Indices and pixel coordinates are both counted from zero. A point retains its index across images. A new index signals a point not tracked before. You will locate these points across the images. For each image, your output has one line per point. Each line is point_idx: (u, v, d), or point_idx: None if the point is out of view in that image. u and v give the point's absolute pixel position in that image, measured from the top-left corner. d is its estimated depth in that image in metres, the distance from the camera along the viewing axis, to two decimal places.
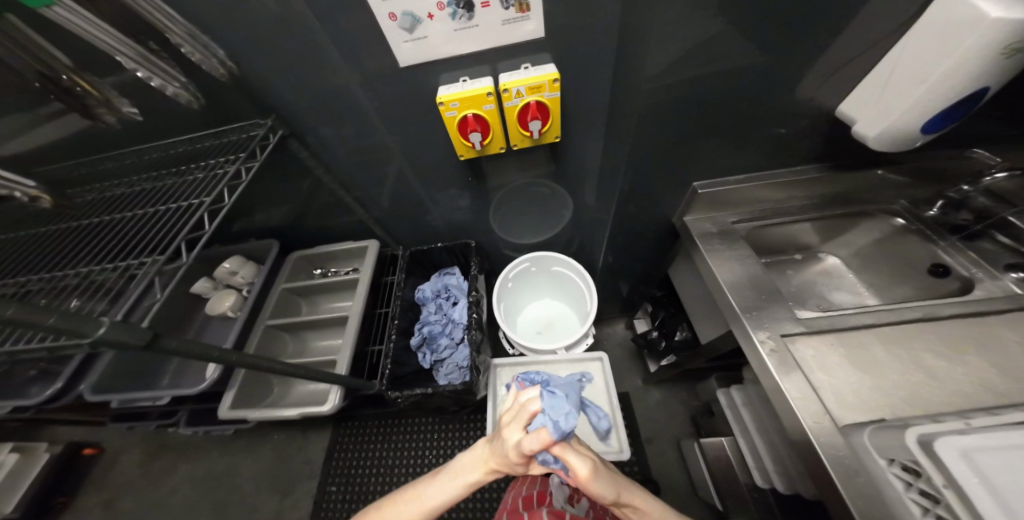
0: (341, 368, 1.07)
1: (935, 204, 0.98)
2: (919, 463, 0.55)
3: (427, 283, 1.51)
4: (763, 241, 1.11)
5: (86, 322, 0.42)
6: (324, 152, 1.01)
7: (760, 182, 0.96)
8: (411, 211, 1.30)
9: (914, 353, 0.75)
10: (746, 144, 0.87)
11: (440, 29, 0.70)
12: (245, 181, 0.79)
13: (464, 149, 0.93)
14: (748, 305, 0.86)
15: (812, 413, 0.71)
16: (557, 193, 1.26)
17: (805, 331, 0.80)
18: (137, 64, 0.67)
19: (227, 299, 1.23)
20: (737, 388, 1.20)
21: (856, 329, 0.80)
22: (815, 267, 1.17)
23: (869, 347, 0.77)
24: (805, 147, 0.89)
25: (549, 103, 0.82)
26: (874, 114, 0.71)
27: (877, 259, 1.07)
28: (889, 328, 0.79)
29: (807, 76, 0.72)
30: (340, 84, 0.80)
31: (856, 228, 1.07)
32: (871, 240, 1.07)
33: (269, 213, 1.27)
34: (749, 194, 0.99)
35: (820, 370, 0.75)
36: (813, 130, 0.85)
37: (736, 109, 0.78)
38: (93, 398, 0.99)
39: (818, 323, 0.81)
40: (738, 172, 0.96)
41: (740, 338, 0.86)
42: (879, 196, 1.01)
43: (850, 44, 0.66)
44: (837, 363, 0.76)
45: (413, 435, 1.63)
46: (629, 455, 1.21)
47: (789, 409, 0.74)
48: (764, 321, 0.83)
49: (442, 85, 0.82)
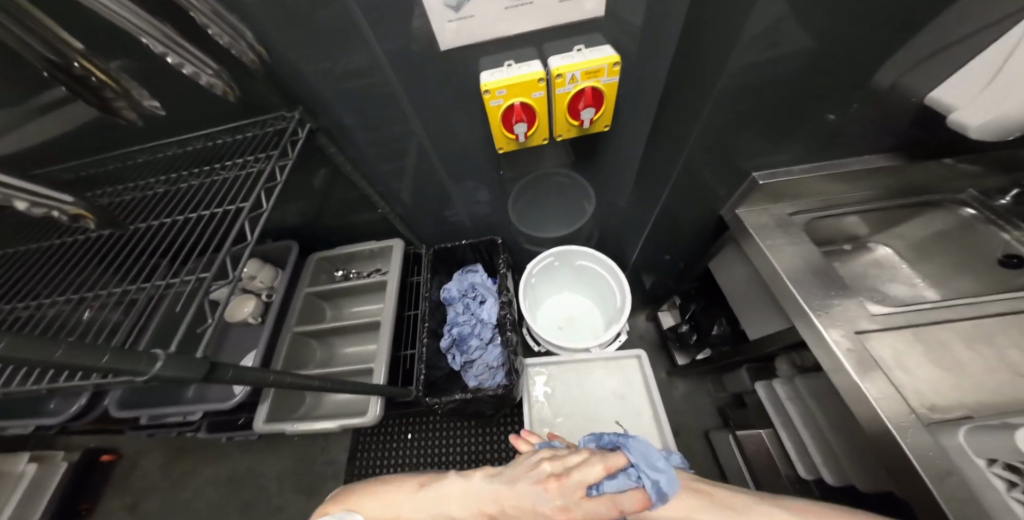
0: (379, 377, 1.06)
1: (1009, 193, 0.92)
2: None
3: (451, 282, 1.45)
4: (817, 234, 1.05)
5: (143, 357, 0.37)
6: (347, 146, 0.93)
7: (827, 172, 0.90)
8: (437, 207, 1.24)
9: (1002, 353, 0.70)
10: (818, 131, 0.80)
11: (491, 7, 0.60)
12: (279, 181, 0.72)
13: (504, 141, 0.85)
14: (819, 303, 0.79)
15: (895, 412, 0.63)
16: (592, 185, 1.18)
17: (882, 328, 0.74)
18: (166, 47, 0.62)
19: (246, 304, 1.16)
20: (782, 381, 1.10)
21: (937, 325, 0.74)
22: (866, 258, 1.12)
23: (952, 346, 0.72)
24: (878, 133, 0.82)
25: (604, 88, 0.75)
26: (981, 105, 0.64)
27: (935, 251, 1.03)
28: (971, 326, 0.74)
29: (902, 57, 0.64)
30: (370, 71, 0.72)
31: (920, 217, 1.02)
32: (930, 232, 1.03)
33: (285, 212, 1.20)
34: (812, 185, 0.93)
35: (902, 369, 0.69)
36: (892, 116, 0.77)
37: (817, 95, 0.70)
38: (120, 413, 0.96)
39: (893, 319, 0.75)
40: (803, 162, 0.90)
41: (809, 336, 0.79)
42: (944, 183, 0.95)
43: (960, 20, 0.58)
44: (923, 363, 0.70)
45: (437, 433, 1.59)
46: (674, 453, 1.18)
47: (864, 406, 0.67)
48: (838, 320, 0.76)
49: (484, 70, 0.73)
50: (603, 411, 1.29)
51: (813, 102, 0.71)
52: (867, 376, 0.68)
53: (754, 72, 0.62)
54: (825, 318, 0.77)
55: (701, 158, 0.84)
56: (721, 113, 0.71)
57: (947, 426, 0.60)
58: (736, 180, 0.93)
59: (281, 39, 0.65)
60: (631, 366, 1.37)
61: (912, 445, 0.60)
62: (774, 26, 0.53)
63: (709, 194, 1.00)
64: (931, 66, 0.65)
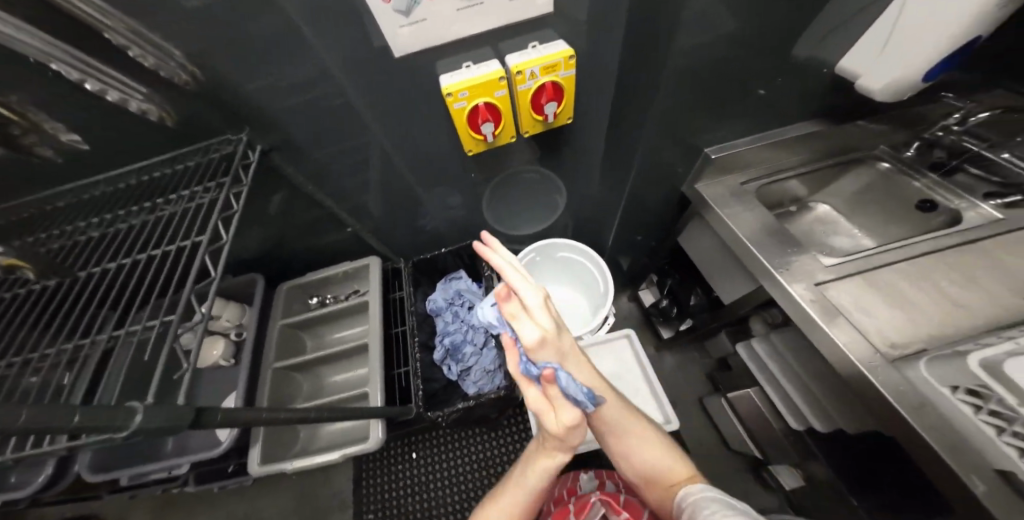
0: (377, 400, 1.02)
1: (912, 146, 1.03)
2: (991, 387, 0.56)
3: (436, 292, 1.43)
4: (764, 199, 1.12)
5: (119, 412, 0.34)
6: (307, 162, 0.89)
7: (770, 141, 0.96)
8: (409, 217, 1.21)
9: (938, 284, 0.79)
10: (763, 105, 0.85)
11: (442, 10, 0.59)
12: (236, 209, 0.67)
13: (473, 142, 0.85)
14: (779, 261, 0.85)
15: (863, 352, 0.69)
16: (561, 177, 1.20)
17: (834, 277, 0.81)
18: (83, 74, 0.56)
19: (215, 347, 1.07)
20: (761, 339, 1.18)
21: (877, 270, 0.83)
22: (809, 216, 1.20)
23: (896, 287, 0.80)
24: (812, 101, 0.89)
25: (563, 82, 0.77)
26: (877, 71, 0.72)
27: (866, 203, 1.14)
28: (907, 265, 0.83)
29: (830, 29, 0.70)
30: (323, 82, 0.69)
31: (846, 174, 1.12)
32: (859, 187, 1.13)
33: (248, 241, 1.12)
34: (758, 154, 1.00)
35: (859, 312, 0.76)
36: (823, 84, 0.84)
37: (762, 69, 0.74)
38: (93, 478, 0.88)
39: (842, 270, 0.83)
40: (747, 134, 0.95)
41: (775, 292, 0.85)
42: (874, 140, 1.05)
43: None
44: (874, 303, 0.77)
45: (443, 447, 1.56)
46: (678, 424, 1.22)
47: (834, 351, 0.73)
48: (798, 275, 0.82)
49: (443, 73, 0.72)
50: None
51: (754, 76, 0.76)
52: (834, 323, 0.74)
53: (701, 53, 0.65)
54: (789, 277, 0.82)
55: (660, 140, 0.87)
56: (672, 96, 0.74)
57: (909, 361, 0.66)
58: (695, 157, 0.99)
59: (220, 60, 0.61)
60: (624, 346, 1.41)
61: (882, 382, 0.65)
62: (714, 9, 0.56)
63: (672, 172, 1.04)
64: (850, 38, 0.71)
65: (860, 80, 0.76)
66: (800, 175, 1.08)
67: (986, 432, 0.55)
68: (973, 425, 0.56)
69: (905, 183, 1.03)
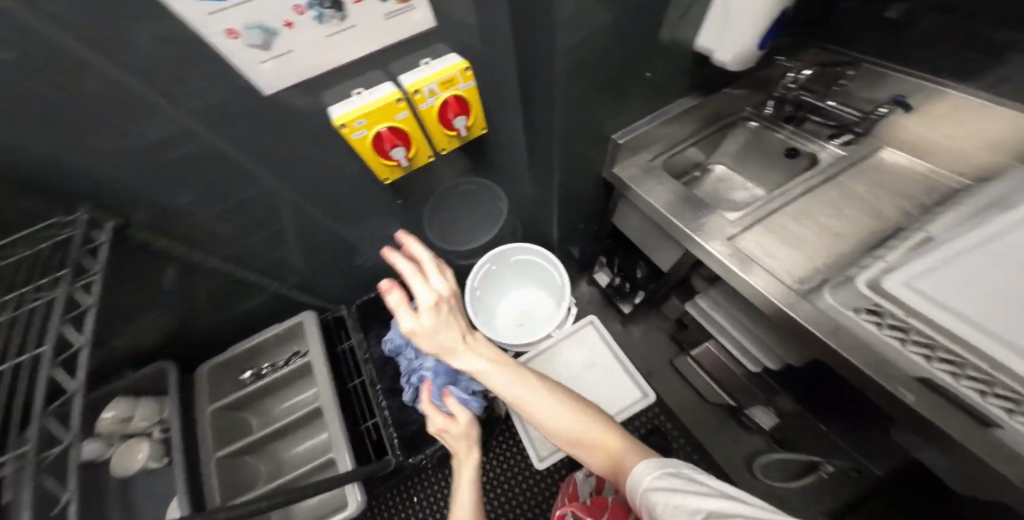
0: (347, 463, 0.93)
1: (772, 104, 1.12)
2: (880, 304, 0.63)
3: (392, 328, 1.29)
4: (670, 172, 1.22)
5: None
6: (199, 224, 0.77)
7: (664, 120, 1.06)
8: (340, 259, 1.12)
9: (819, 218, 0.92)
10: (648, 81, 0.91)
11: (305, 38, 0.53)
12: (87, 325, 0.53)
13: (388, 170, 0.81)
14: (693, 225, 0.93)
15: (781, 294, 0.77)
16: (493, 185, 1.21)
17: (739, 229, 0.91)
18: None
19: (137, 449, 0.91)
20: (702, 296, 1.28)
21: (772, 216, 0.94)
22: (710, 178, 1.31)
23: (788, 227, 0.91)
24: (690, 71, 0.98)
25: (465, 94, 0.77)
26: (725, 43, 0.79)
27: (748, 158, 1.28)
28: (790, 208, 0.95)
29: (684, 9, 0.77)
30: (188, 136, 0.59)
31: (727, 136, 1.24)
32: (740, 145, 1.27)
33: (149, 329, 0.95)
34: (657, 133, 1.09)
35: (765, 256, 0.85)
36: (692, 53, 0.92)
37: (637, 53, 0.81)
38: None
39: (745, 217, 0.92)
40: (643, 116, 1.04)
41: (698, 254, 0.92)
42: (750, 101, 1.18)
43: None
44: (774, 244, 0.88)
45: (440, 483, 1.47)
46: (654, 394, 1.28)
47: (759, 296, 0.80)
48: (711, 233, 0.90)
49: (333, 103, 0.68)
50: (580, 386, 1.33)
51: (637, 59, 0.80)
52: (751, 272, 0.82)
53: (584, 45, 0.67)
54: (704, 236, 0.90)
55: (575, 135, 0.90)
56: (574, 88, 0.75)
57: (814, 292, 0.75)
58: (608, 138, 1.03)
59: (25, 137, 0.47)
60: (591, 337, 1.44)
61: (801, 315, 0.73)
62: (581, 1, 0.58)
63: (591, 159, 1.08)
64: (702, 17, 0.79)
65: (715, 56, 0.83)
66: (693, 144, 1.19)
67: (893, 345, 0.62)
68: (881, 341, 0.63)
69: (771, 136, 1.18)
